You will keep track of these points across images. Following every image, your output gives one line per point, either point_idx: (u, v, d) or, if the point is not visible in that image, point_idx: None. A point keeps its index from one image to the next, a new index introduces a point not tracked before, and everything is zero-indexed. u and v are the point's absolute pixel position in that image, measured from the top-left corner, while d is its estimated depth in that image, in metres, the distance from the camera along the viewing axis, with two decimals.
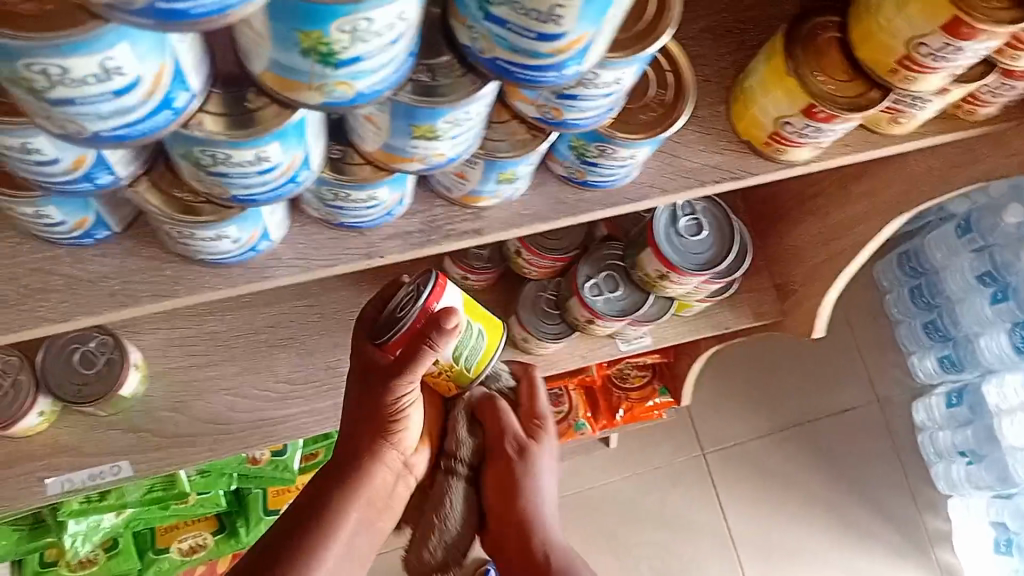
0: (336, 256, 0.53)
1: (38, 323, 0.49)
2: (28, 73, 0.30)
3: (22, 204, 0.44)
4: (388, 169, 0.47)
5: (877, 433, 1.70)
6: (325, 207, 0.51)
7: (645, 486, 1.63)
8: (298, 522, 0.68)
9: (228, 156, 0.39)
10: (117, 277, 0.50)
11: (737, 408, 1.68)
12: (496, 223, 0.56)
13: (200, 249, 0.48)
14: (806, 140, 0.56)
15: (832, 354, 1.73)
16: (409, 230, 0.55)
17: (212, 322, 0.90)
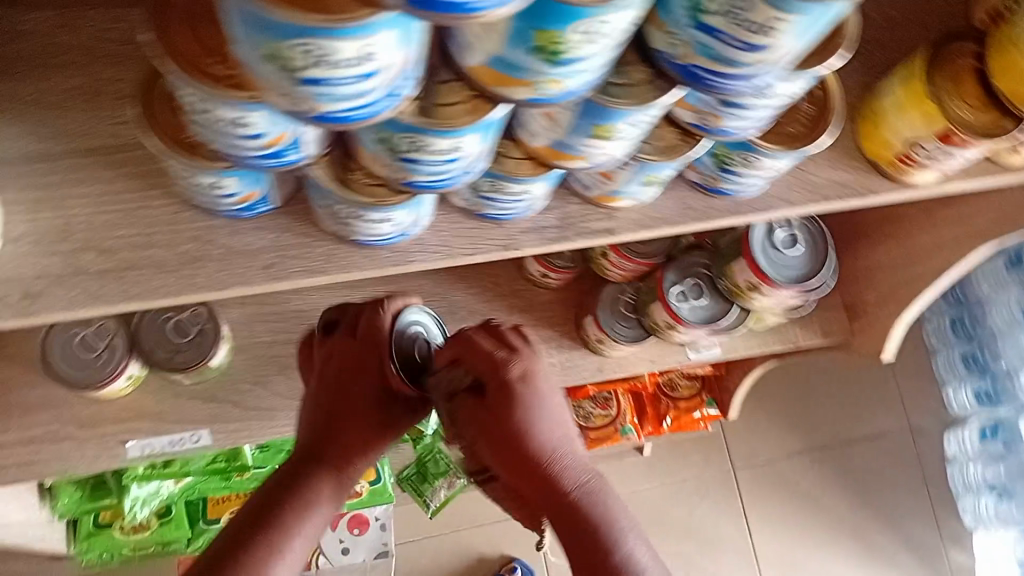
0: (475, 245, 0.55)
1: (194, 289, 0.51)
2: (292, 52, 0.32)
3: (201, 174, 0.46)
4: (549, 165, 0.49)
5: (907, 460, 1.73)
6: (474, 197, 0.52)
7: (675, 496, 1.66)
8: (253, 516, 0.58)
9: (429, 144, 0.41)
10: (273, 250, 0.53)
11: (770, 425, 1.71)
12: (628, 224, 0.56)
13: (359, 226, 0.50)
14: (929, 163, 0.58)
15: (868, 379, 1.76)
16: (545, 225, 0.56)
17: (296, 302, 0.92)
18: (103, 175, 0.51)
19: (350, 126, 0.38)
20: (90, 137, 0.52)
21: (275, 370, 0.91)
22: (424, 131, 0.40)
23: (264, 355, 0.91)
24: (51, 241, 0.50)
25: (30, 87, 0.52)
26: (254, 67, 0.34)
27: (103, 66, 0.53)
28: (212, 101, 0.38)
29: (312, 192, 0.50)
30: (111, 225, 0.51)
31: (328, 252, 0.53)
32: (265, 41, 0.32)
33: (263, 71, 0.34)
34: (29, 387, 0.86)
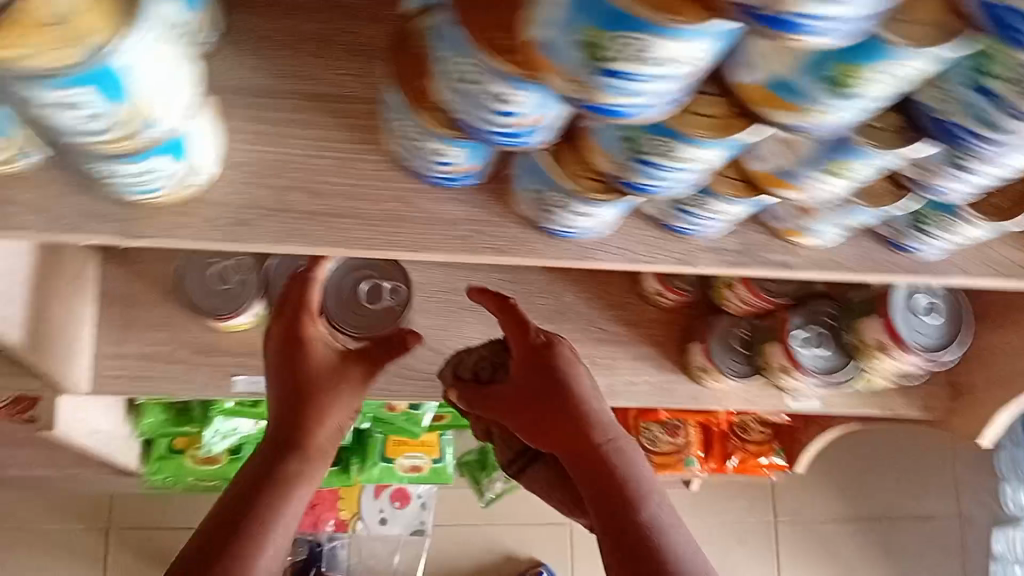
0: (656, 255, 0.56)
1: (392, 246, 0.53)
2: (613, 42, 0.33)
3: (429, 140, 0.48)
4: (757, 193, 0.49)
5: (950, 548, 1.73)
6: (669, 207, 0.52)
7: (712, 536, 1.68)
8: (240, 501, 0.67)
9: (676, 151, 0.42)
10: (468, 222, 0.54)
11: (820, 487, 1.72)
12: (808, 261, 0.57)
13: (558, 215, 0.51)
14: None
15: (926, 459, 1.75)
16: (727, 249, 0.56)
17: (416, 272, 0.94)
18: (323, 121, 0.53)
19: (618, 121, 0.39)
20: (315, 83, 0.53)
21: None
22: (679, 138, 0.41)
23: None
24: (268, 176, 0.52)
25: (267, 22, 0.53)
26: (559, 51, 0.35)
27: (338, 15, 0.53)
28: (485, 74, 0.39)
29: (523, 172, 0.51)
30: (325, 171, 0.53)
31: (518, 234, 0.55)
32: (589, 28, 0.33)
33: (568, 57, 0.35)
34: (157, 306, 0.90)
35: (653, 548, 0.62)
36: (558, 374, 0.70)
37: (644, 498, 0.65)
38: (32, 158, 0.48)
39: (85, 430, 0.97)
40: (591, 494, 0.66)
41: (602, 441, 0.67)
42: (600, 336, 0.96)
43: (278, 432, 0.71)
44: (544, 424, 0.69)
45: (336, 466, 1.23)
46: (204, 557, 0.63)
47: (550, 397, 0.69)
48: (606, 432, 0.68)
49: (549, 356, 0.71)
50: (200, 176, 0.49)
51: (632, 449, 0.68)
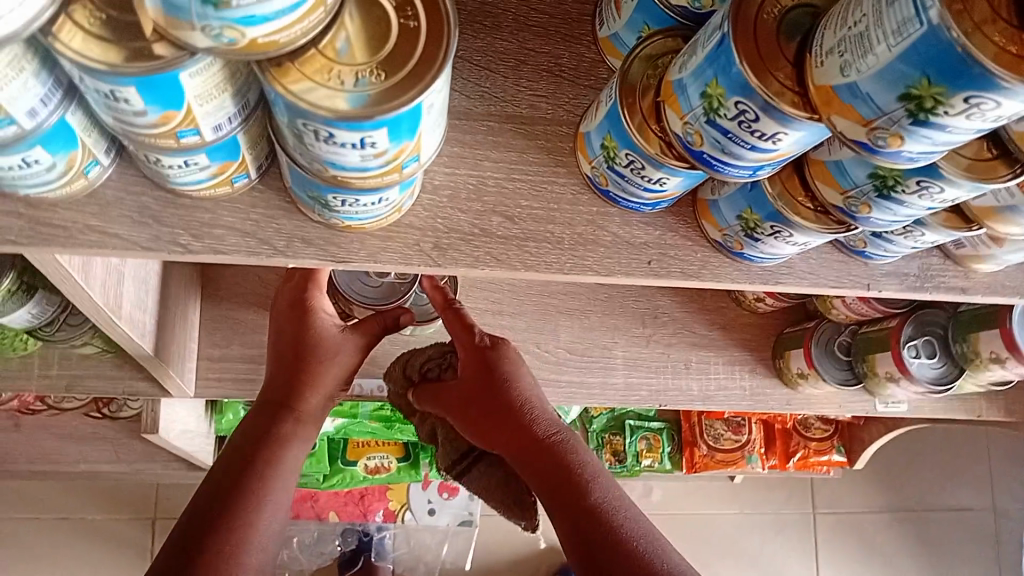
0: (840, 279, 0.56)
1: (583, 270, 0.53)
2: (953, 99, 0.33)
3: (651, 167, 0.48)
4: (970, 224, 0.49)
5: (983, 540, 1.77)
6: (868, 236, 0.53)
7: (751, 526, 1.71)
8: (227, 471, 0.68)
9: (936, 189, 0.42)
10: (656, 246, 0.54)
11: (859, 479, 1.75)
12: (982, 286, 0.57)
13: (768, 244, 0.51)
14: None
15: (961, 452, 1.78)
16: (905, 273, 0.57)
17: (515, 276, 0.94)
18: (518, 144, 0.53)
19: (885, 164, 0.39)
20: (506, 103, 0.53)
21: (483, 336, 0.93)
22: (945, 177, 0.41)
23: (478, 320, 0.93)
24: (464, 199, 0.52)
25: (462, 40, 0.54)
26: (866, 96, 0.35)
27: (530, 36, 0.55)
28: (767, 112, 0.39)
29: (738, 199, 0.50)
30: (519, 194, 0.53)
31: (707, 257, 0.55)
32: (920, 80, 0.33)
33: (874, 102, 0.35)
34: (258, 309, 0.89)
35: (611, 531, 0.60)
36: (498, 372, 0.69)
37: (593, 485, 0.62)
38: (244, 180, 0.47)
39: (177, 430, 0.96)
40: (539, 487, 0.63)
41: (544, 434, 0.65)
42: (694, 341, 0.97)
43: (265, 398, 0.73)
44: (482, 418, 0.67)
45: (404, 462, 1.22)
46: (199, 526, 0.65)
47: (491, 394, 0.68)
48: (545, 425, 0.66)
49: (487, 355, 0.70)
50: (411, 199, 0.48)
51: (578, 441, 0.66)
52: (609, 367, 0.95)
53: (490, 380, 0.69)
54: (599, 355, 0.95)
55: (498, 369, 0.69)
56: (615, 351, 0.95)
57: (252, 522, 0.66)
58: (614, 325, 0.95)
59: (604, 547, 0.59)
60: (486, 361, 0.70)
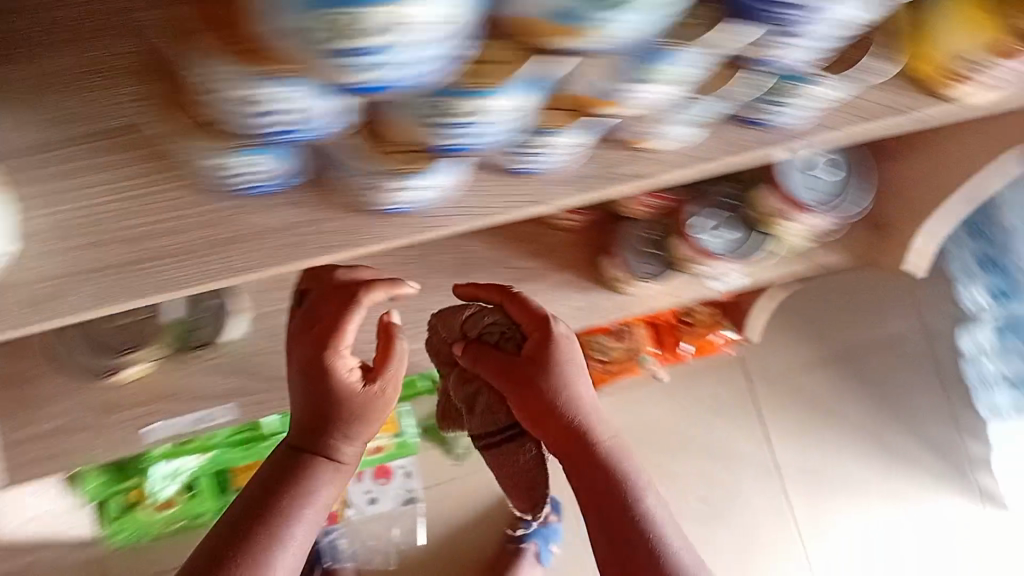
0: (507, 205, 0.53)
1: (220, 275, 0.49)
2: None
3: (225, 154, 0.46)
4: (584, 116, 0.49)
5: (921, 361, 1.76)
6: (508, 152, 0.50)
7: (691, 417, 1.70)
8: (271, 482, 0.74)
9: (457, 106, 0.44)
10: (297, 225, 0.51)
11: (783, 338, 1.75)
12: (665, 165, 0.54)
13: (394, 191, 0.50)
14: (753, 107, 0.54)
15: (879, 285, 1.77)
16: (583, 175, 0.53)
17: None
18: (113, 160, 0.48)
19: None
20: (95, 122, 0.48)
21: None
22: (462, 88, 0.43)
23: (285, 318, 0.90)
24: (69, 237, 0.48)
25: (20, 73, 0.49)
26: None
27: (98, 43, 0.50)
28: None
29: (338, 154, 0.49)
30: (122, 214, 0.48)
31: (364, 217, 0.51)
32: None
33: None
34: (49, 379, 0.85)
35: (640, 526, 0.72)
36: (556, 372, 0.74)
37: (631, 485, 0.73)
38: None
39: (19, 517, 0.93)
40: (584, 492, 0.73)
41: (591, 435, 0.74)
42: None
43: (304, 417, 0.76)
44: (527, 410, 0.74)
45: None
46: (222, 545, 0.71)
47: (546, 393, 0.73)
48: (591, 424, 0.74)
49: (539, 348, 0.75)
50: None
51: (620, 442, 0.75)
52: None
53: (541, 382, 0.73)
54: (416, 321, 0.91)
55: (556, 370, 0.74)
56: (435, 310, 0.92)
57: (294, 535, 0.73)
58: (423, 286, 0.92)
59: (630, 545, 0.72)
60: (543, 353, 0.74)
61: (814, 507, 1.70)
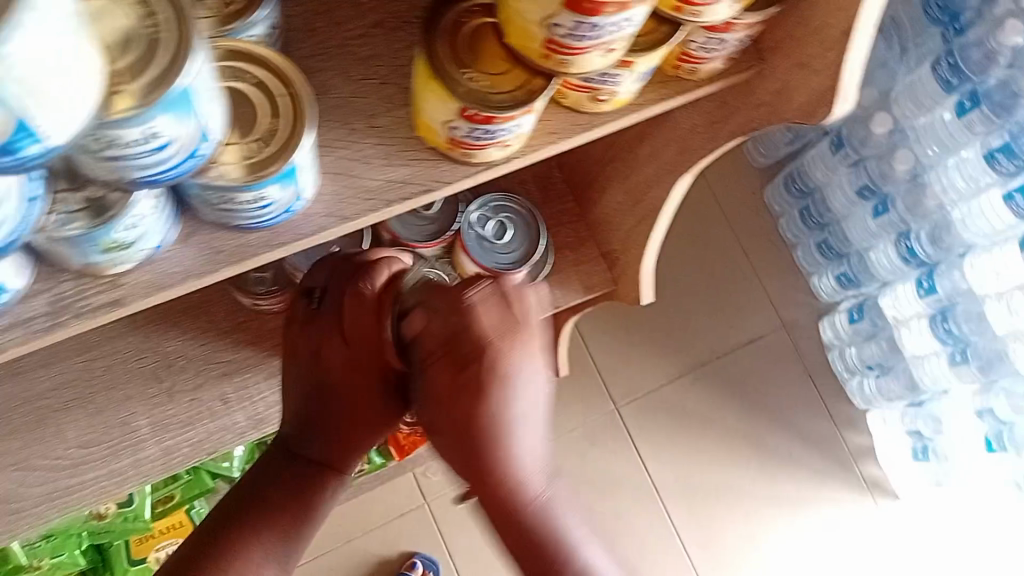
0: (221, 263, 0.46)
1: None
2: None
3: None
4: (271, 164, 0.41)
5: (787, 359, 1.73)
6: (216, 211, 0.44)
7: (562, 450, 1.64)
8: (270, 480, 0.71)
9: None
10: None
11: (643, 357, 1.70)
12: (368, 206, 0.49)
13: (65, 248, 0.41)
14: (487, 141, 0.47)
15: (731, 286, 1.74)
16: (310, 215, 0.48)
17: (43, 369, 0.79)
18: None
19: None
20: None
21: (66, 420, 0.79)
22: None
23: (53, 404, 0.79)
24: None
25: None
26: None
27: None
28: None
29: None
30: None
31: (54, 302, 0.44)
32: None
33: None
34: None
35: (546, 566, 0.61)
36: (509, 398, 0.60)
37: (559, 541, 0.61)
38: None
39: None
40: (500, 532, 0.62)
41: (522, 479, 0.61)
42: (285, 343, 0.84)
43: (310, 420, 0.72)
44: (444, 427, 0.61)
45: None
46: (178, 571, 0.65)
47: (478, 434, 0.60)
48: (523, 464, 0.61)
49: (497, 357, 0.60)
50: None
51: (554, 494, 0.63)
52: (203, 410, 0.82)
53: (482, 418, 0.60)
54: (186, 404, 0.82)
55: (498, 403, 0.60)
56: (225, 369, 0.83)
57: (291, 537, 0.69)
58: (188, 366, 0.82)
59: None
60: (484, 374, 0.59)
61: (701, 524, 1.67)
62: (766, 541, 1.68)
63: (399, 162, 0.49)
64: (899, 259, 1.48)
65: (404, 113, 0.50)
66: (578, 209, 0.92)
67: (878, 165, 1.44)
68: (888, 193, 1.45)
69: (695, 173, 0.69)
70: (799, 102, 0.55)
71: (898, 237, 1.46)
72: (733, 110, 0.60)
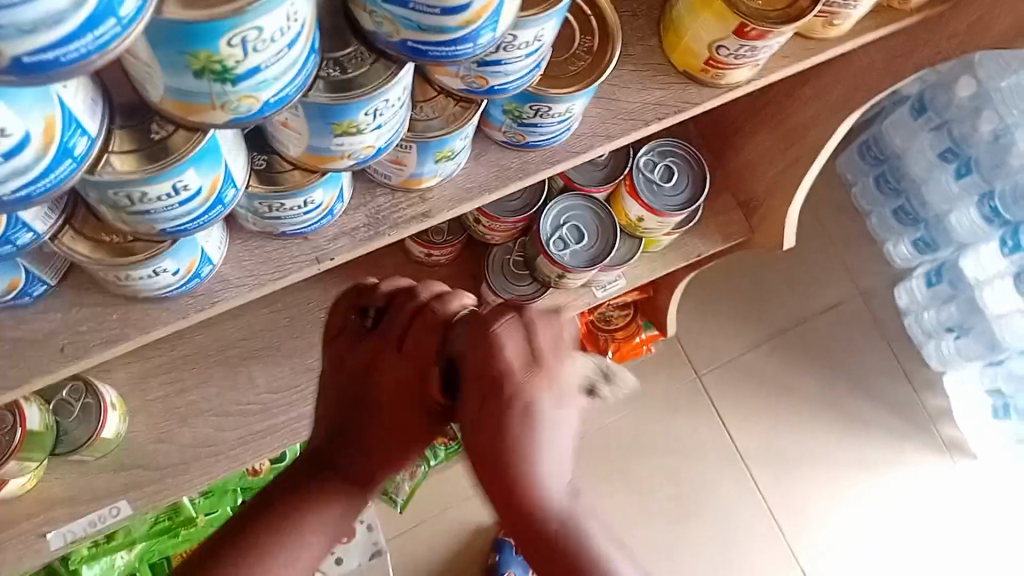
0: (509, 178, 0.51)
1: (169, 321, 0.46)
2: None
3: (148, 256, 0.41)
4: (586, 79, 0.46)
5: (863, 325, 1.68)
6: (517, 126, 0.48)
7: (646, 419, 1.59)
8: (274, 497, 0.58)
9: (385, 104, 0.37)
10: (247, 275, 0.47)
11: (723, 324, 1.65)
12: (632, 126, 0.53)
13: (406, 157, 0.45)
14: (745, 60, 0.51)
15: (806, 253, 1.70)
16: (581, 136, 0.52)
17: (235, 320, 0.84)
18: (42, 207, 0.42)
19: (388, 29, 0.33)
20: None
21: (256, 367, 0.84)
22: (373, 97, 0.36)
23: (241, 352, 0.84)
24: None
25: None
26: (6, 13, 0.24)
27: None
28: (167, 43, 0.29)
29: (317, 126, 0.37)
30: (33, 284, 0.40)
31: (373, 213, 0.48)
32: None
33: (47, 23, 0.25)
34: None
35: None
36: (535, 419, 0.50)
37: None
38: None
39: None
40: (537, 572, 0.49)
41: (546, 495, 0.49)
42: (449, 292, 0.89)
43: (342, 435, 0.58)
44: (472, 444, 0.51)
45: None
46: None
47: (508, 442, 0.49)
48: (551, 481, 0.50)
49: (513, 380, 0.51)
50: None
51: (581, 508, 0.50)
52: None
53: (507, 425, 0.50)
54: None
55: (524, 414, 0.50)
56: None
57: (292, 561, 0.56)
58: None
59: None
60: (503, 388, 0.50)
61: (787, 492, 1.59)
62: (854, 513, 1.59)
63: (655, 86, 0.54)
64: (980, 220, 1.43)
65: (655, 42, 0.54)
66: (715, 162, 0.95)
67: (960, 126, 1.42)
68: (972, 154, 1.42)
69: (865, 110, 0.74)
70: (1002, 27, 0.60)
71: (981, 198, 1.41)
72: (922, 42, 0.66)
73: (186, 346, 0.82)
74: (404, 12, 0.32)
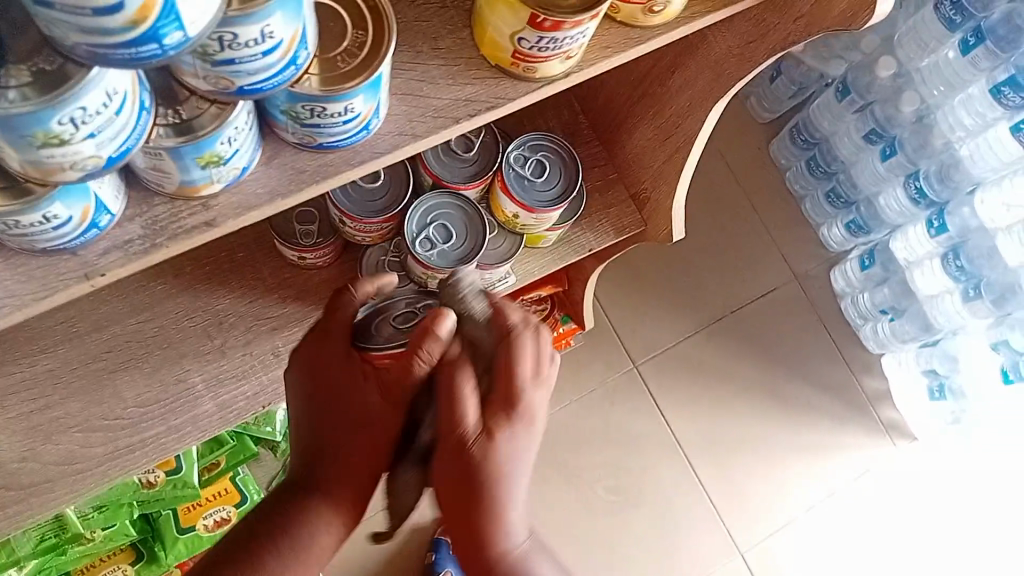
0: (308, 181, 0.48)
1: None
2: None
3: None
4: (364, 74, 0.43)
5: (801, 309, 1.58)
6: (300, 128, 0.45)
7: (581, 410, 1.48)
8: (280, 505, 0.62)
9: (85, 111, 0.34)
10: (13, 295, 0.43)
11: (663, 309, 1.54)
12: (444, 123, 0.50)
13: (165, 164, 0.42)
14: (552, 52, 0.49)
15: (745, 237, 1.59)
16: (386, 135, 0.50)
17: (101, 333, 0.80)
18: None
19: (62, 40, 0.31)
20: None
21: (123, 380, 0.80)
22: (63, 101, 0.33)
23: (106, 366, 0.80)
24: None
25: None
26: None
27: None
28: None
29: (12, 138, 0.34)
30: None
31: (151, 224, 0.45)
32: None
33: None
34: None
35: None
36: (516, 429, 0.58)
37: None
38: None
39: None
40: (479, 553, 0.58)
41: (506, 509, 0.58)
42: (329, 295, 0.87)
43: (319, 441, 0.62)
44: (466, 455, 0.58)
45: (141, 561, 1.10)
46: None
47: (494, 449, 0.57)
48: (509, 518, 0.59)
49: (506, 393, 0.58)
50: None
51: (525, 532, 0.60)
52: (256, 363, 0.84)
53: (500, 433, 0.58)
54: (238, 357, 0.83)
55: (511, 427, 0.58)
56: (273, 325, 0.85)
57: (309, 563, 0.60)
58: (242, 324, 0.84)
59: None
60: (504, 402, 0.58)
61: (727, 479, 1.50)
62: (793, 501, 1.50)
63: (467, 80, 0.51)
64: (909, 200, 1.39)
65: (466, 34, 0.52)
66: (606, 153, 0.92)
67: (884, 107, 1.36)
68: (896, 135, 1.36)
69: (734, 95, 0.72)
70: (841, 7, 0.58)
71: (906, 178, 1.37)
72: (774, 25, 0.64)
73: (50, 361, 0.78)
74: (60, 15, 0.30)
